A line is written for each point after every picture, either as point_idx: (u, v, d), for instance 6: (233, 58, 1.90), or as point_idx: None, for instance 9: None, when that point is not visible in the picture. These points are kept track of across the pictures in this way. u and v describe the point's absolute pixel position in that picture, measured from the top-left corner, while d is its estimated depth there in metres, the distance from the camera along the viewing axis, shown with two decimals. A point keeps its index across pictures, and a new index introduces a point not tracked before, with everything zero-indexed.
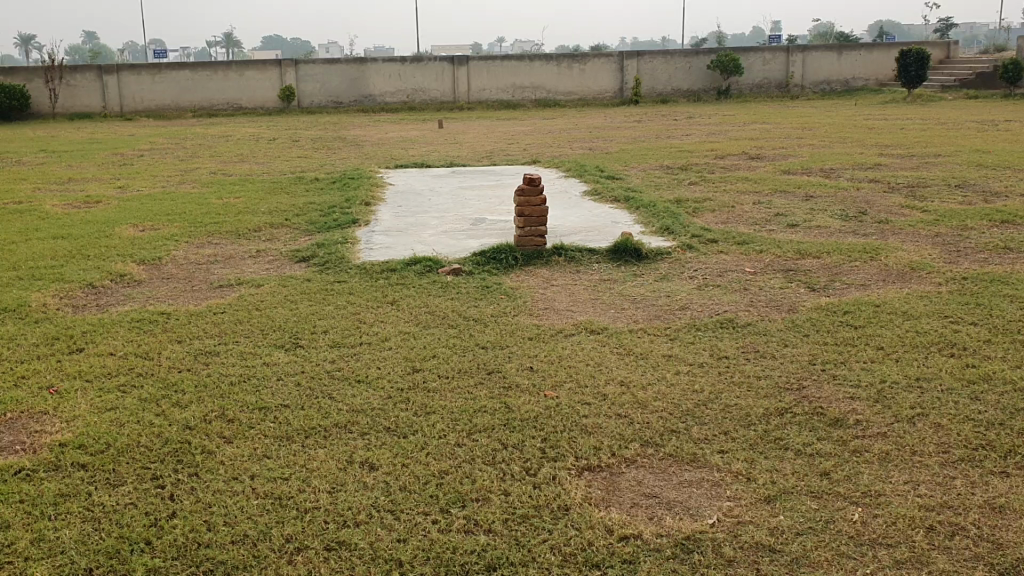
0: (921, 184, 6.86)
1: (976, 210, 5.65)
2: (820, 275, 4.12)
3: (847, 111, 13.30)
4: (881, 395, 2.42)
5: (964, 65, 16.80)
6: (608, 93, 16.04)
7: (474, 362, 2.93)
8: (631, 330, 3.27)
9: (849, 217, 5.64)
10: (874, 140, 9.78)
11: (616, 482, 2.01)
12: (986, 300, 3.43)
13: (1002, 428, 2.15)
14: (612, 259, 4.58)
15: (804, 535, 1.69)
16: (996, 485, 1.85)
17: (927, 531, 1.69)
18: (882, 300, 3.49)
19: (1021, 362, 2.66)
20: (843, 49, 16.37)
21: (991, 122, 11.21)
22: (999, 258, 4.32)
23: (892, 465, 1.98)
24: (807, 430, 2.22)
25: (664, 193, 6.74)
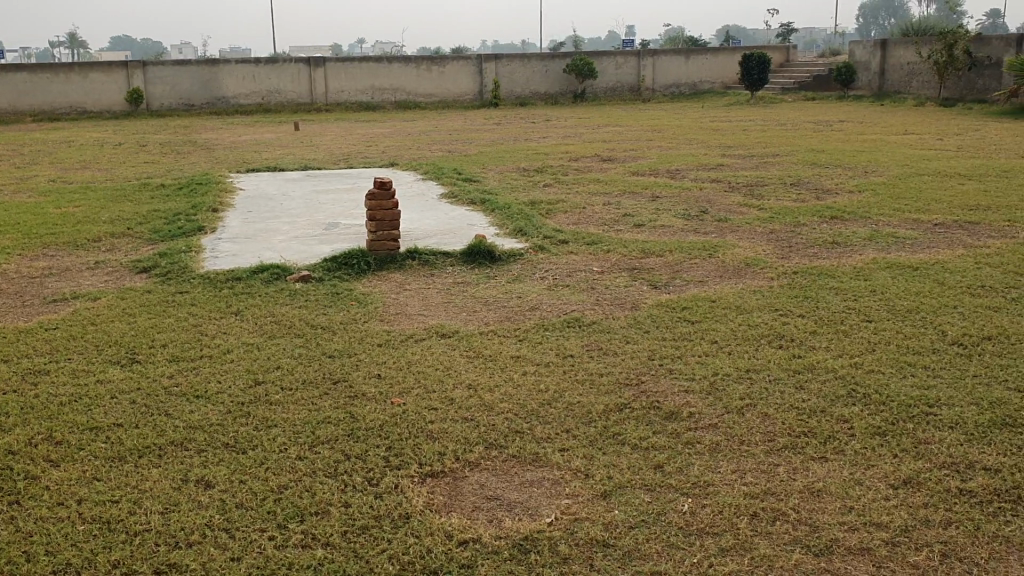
0: (760, 183, 7.20)
1: (807, 207, 5.96)
2: (663, 272, 4.26)
3: (695, 114, 13.79)
4: (714, 388, 2.52)
5: (801, 69, 17.73)
6: (467, 96, 16.08)
7: (320, 371, 2.87)
8: (480, 332, 3.29)
9: (690, 216, 5.85)
10: (719, 141, 10.19)
11: (458, 486, 2.00)
12: (813, 293, 3.63)
13: (824, 415, 2.27)
14: (465, 261, 4.60)
15: (636, 529, 1.74)
16: (816, 470, 1.96)
17: (751, 517, 1.77)
18: (718, 296, 3.64)
19: (843, 351, 2.83)
20: (690, 53, 16.99)
21: (825, 122, 11.87)
22: (827, 252, 4.58)
23: (722, 456, 2.06)
24: (644, 424, 2.29)
25: (519, 195, 6.83)
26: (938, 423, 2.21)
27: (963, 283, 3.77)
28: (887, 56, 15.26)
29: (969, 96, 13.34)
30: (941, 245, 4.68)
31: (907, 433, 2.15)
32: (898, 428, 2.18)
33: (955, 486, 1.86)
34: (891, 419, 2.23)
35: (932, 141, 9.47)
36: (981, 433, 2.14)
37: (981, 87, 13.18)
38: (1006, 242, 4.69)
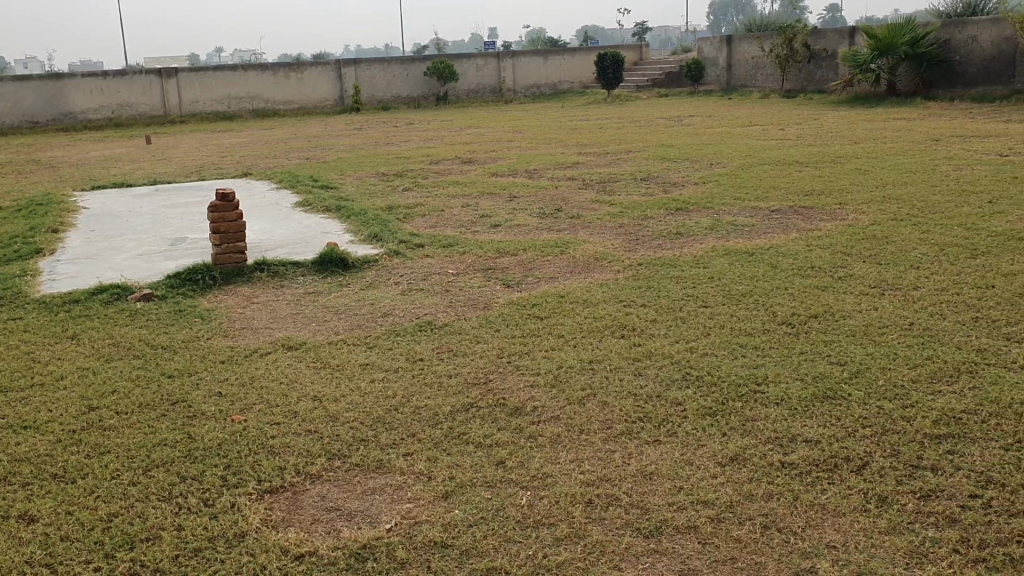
0: (612, 179, 7.35)
1: (657, 200, 6.13)
2: (516, 271, 4.30)
3: (554, 114, 13.98)
4: (557, 380, 2.57)
5: (654, 66, 18.23)
6: (328, 102, 15.81)
7: (158, 393, 2.76)
8: (328, 341, 3.24)
9: (546, 215, 5.93)
10: (578, 140, 10.36)
11: (298, 500, 1.96)
12: (656, 282, 3.74)
13: (659, 400, 2.35)
14: (316, 270, 4.52)
15: (474, 527, 1.75)
16: (649, 454, 2.02)
17: (586, 505, 1.81)
18: (567, 291, 3.71)
19: (682, 336, 2.93)
20: (549, 53, 17.25)
21: (677, 117, 12.26)
22: (673, 243, 4.72)
23: (562, 447, 2.10)
24: (489, 422, 2.30)
25: (376, 201, 6.75)
26: (766, 400, 2.31)
27: (795, 265, 3.95)
28: (733, 51, 15.85)
29: (808, 88, 14.05)
30: (778, 230, 4.89)
31: (737, 412, 2.24)
32: (728, 407, 2.27)
33: (778, 459, 1.95)
34: (721, 399, 2.33)
35: (774, 132, 9.89)
36: (804, 406, 2.25)
37: (820, 78, 13.89)
38: (837, 224, 4.94)
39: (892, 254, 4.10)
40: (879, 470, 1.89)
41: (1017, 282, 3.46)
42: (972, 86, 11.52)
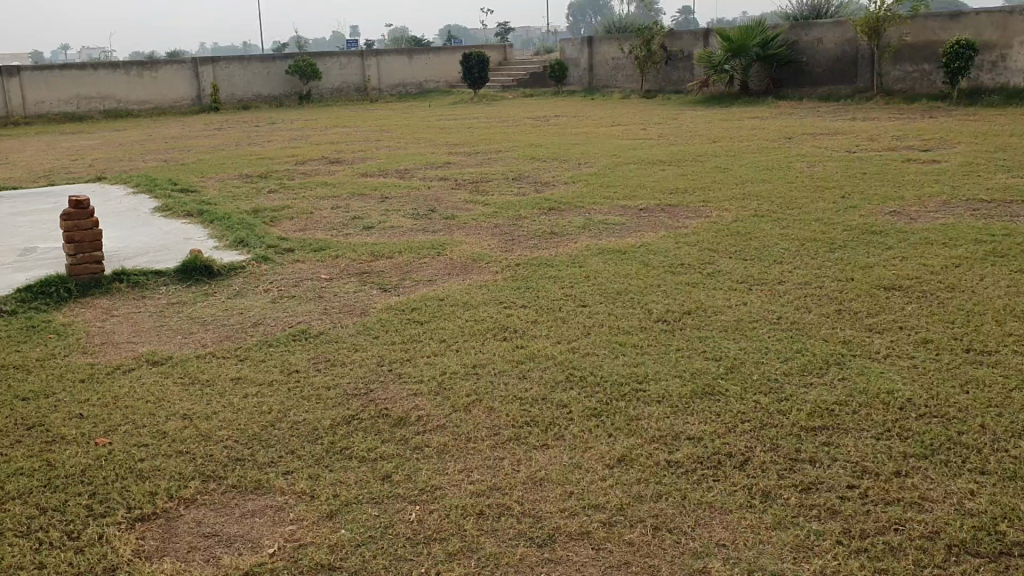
0: (484, 178, 7.34)
1: (529, 200, 6.16)
2: (392, 275, 4.23)
3: (421, 113, 13.88)
4: (441, 388, 2.52)
5: (519, 66, 18.38)
6: (185, 102, 15.24)
7: (11, 418, 2.57)
8: (197, 355, 3.09)
9: (419, 215, 5.87)
10: (446, 139, 10.32)
11: (173, 527, 1.86)
12: (534, 283, 3.74)
13: (545, 403, 2.34)
14: (180, 279, 4.32)
15: (363, 546, 1.70)
16: (538, 459, 2.01)
17: (477, 517, 1.78)
18: (445, 293, 3.66)
19: (562, 337, 2.93)
20: (413, 52, 17.15)
21: (544, 116, 12.38)
22: (547, 243, 4.74)
23: (449, 457, 2.06)
24: (372, 434, 2.24)
25: (240, 204, 6.52)
26: (649, 398, 2.33)
27: (667, 262, 4.02)
28: (594, 52, 16.11)
29: (666, 88, 14.45)
30: (648, 228, 4.99)
31: (621, 412, 2.25)
32: (613, 407, 2.27)
33: (664, 459, 1.97)
34: (606, 399, 2.34)
35: (639, 131, 10.10)
36: (685, 403, 2.28)
37: (678, 79, 14.31)
38: (703, 221, 5.07)
39: (757, 249, 4.23)
40: (760, 465, 1.93)
41: (873, 274, 3.62)
42: (818, 86, 12.07)
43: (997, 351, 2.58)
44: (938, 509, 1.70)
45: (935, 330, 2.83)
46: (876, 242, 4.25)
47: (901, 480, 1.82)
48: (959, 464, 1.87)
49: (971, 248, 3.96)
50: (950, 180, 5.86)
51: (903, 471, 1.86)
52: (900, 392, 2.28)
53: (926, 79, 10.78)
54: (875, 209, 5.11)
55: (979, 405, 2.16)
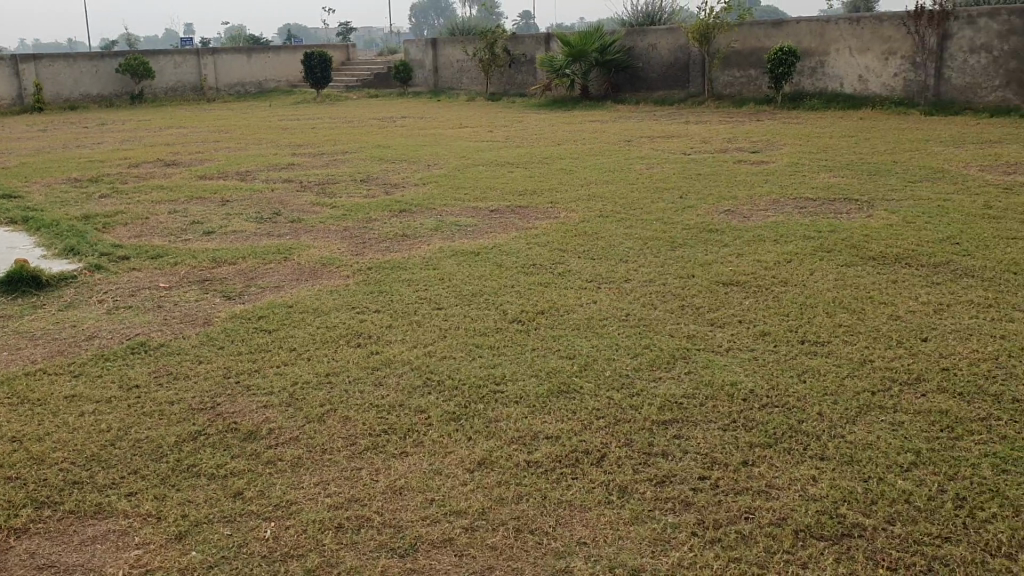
0: (330, 180, 7.21)
1: (377, 202, 6.08)
2: (237, 281, 4.09)
3: (263, 113, 13.50)
4: (293, 398, 2.45)
5: (362, 66, 18.17)
6: (4, 102, 14.19)
7: None
8: (25, 372, 2.88)
9: (263, 219, 5.70)
10: (289, 140, 10.08)
11: (3, 560, 1.72)
12: (386, 286, 3.70)
13: (402, 409, 2.31)
14: (3, 292, 4.03)
15: (216, 569, 1.63)
16: (396, 468, 1.98)
17: (336, 530, 1.74)
18: (294, 300, 3.57)
19: (417, 341, 2.91)
20: (252, 51, 16.66)
21: (390, 117, 12.28)
22: (396, 245, 4.70)
23: (304, 470, 2.00)
24: (221, 450, 2.14)
25: (69, 210, 6.15)
26: (505, 400, 2.33)
27: (519, 263, 4.06)
28: (438, 54, 16.10)
29: (511, 91, 14.62)
30: (499, 229, 5.01)
31: (479, 414, 2.25)
32: (470, 411, 2.27)
33: (523, 459, 1.97)
34: (463, 403, 2.33)
35: (486, 132, 10.17)
36: (542, 403, 2.30)
37: (521, 82, 14.49)
38: (551, 222, 5.15)
39: (602, 249, 4.33)
40: (617, 461, 1.96)
41: (713, 271, 3.76)
42: (654, 90, 12.50)
43: (829, 342, 2.72)
44: (784, 495, 1.76)
45: (773, 323, 2.97)
46: (713, 240, 4.42)
47: (749, 469, 1.89)
48: (801, 450, 1.95)
49: (800, 244, 4.18)
50: (778, 180, 6.17)
51: (750, 460, 1.93)
52: (743, 384, 2.37)
53: (753, 84, 11.35)
54: (710, 208, 5.32)
55: (816, 393, 2.27)
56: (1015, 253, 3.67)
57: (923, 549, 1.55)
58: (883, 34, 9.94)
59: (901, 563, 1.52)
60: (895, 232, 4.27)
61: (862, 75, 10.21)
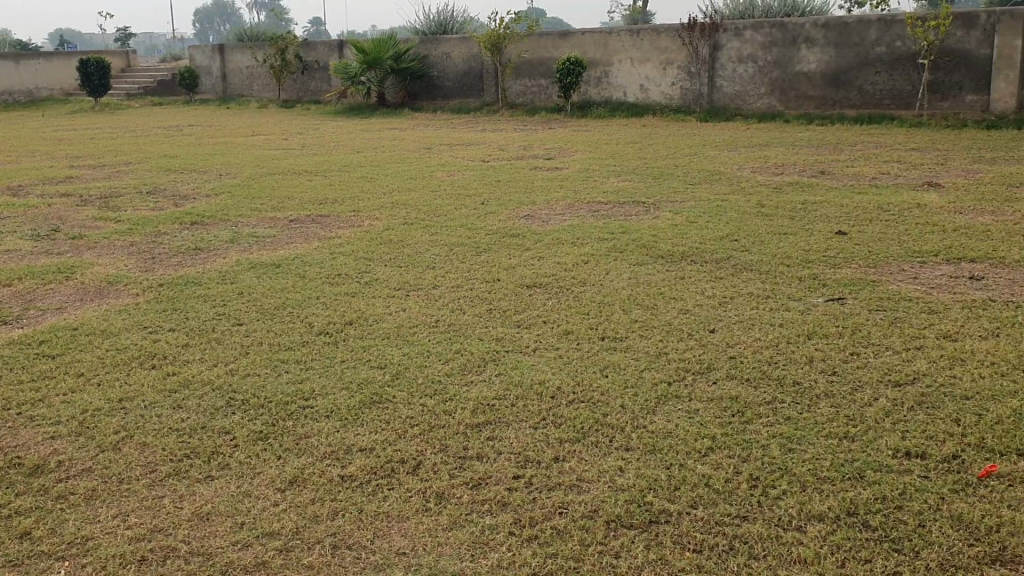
0: (113, 194, 6.78)
1: (167, 215, 5.79)
2: (13, 304, 3.78)
3: (33, 123, 12.53)
4: (84, 427, 2.28)
5: (144, 74, 17.25)
6: None
7: None
8: None
9: (40, 236, 5.29)
10: (66, 151, 9.41)
11: None
12: (181, 303, 3.52)
13: (205, 431, 2.21)
14: None
15: None
16: (202, 493, 1.89)
17: (140, 564, 1.65)
18: (79, 322, 3.33)
19: (218, 359, 2.79)
20: (20, 57, 15.43)
21: (176, 126, 11.72)
22: (188, 260, 4.48)
23: (100, 503, 1.87)
24: (4, 488, 1.97)
25: None
26: (315, 415, 2.28)
27: (322, 274, 3.98)
28: (226, 60, 15.52)
29: (305, 97, 14.32)
30: (298, 239, 4.90)
31: (288, 432, 2.18)
32: (278, 429, 2.20)
33: (337, 475, 1.93)
34: (271, 421, 2.25)
35: (281, 141, 9.90)
36: (354, 415, 2.27)
37: (315, 88, 14.22)
38: (354, 230, 5.08)
39: (408, 257, 4.30)
40: (432, 467, 1.95)
41: (517, 274, 3.84)
42: (449, 98, 12.60)
43: (627, 337, 2.84)
44: (595, 488, 1.81)
45: (574, 322, 3.06)
46: (514, 244, 4.51)
47: (561, 465, 1.93)
48: (608, 443, 2.02)
49: (596, 246, 4.34)
50: (572, 185, 6.36)
51: (561, 456, 1.97)
52: (551, 382, 2.42)
53: (544, 93, 11.70)
54: (511, 213, 5.42)
55: (618, 387, 2.36)
56: (786, 248, 3.97)
57: (724, 529, 1.64)
58: (661, 45, 10.49)
59: (705, 544, 1.60)
60: (681, 232, 4.51)
61: (644, 85, 10.72)
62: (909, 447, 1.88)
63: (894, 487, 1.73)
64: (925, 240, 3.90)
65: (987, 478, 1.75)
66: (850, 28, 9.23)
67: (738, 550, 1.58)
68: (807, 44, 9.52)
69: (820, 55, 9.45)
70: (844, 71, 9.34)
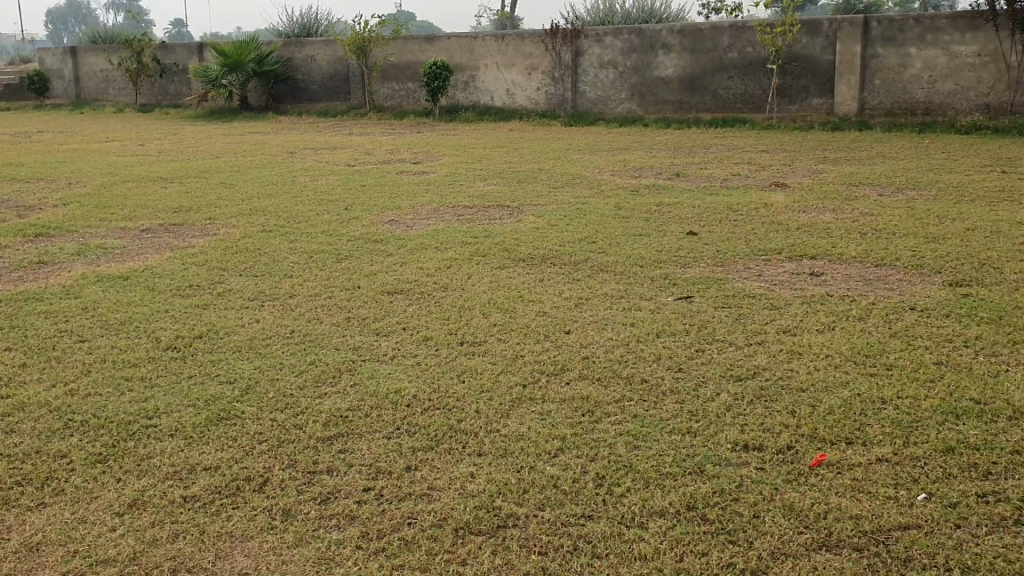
0: None
1: (10, 226, 5.47)
2: None
3: None
4: None
5: None
6: None
7: None
8: None
9: None
10: None
11: None
12: (20, 321, 3.32)
13: (40, 456, 2.09)
14: None
15: None
16: (32, 522, 1.78)
17: None
18: None
19: (58, 379, 2.65)
20: None
21: (21, 132, 11.10)
22: (31, 275, 4.24)
23: None
24: None
25: None
26: (158, 434, 2.19)
27: (173, 285, 3.83)
28: (78, 63, 14.82)
29: (163, 101, 13.79)
30: (151, 250, 4.71)
31: (128, 453, 2.09)
32: (118, 451, 2.10)
33: (178, 496, 1.86)
34: (112, 442, 2.15)
35: (135, 147, 9.51)
36: (199, 433, 2.18)
37: (174, 92, 13.70)
38: (210, 239, 4.92)
39: (265, 265, 4.20)
40: (280, 483, 1.90)
41: (378, 281, 3.79)
42: (315, 102, 12.37)
43: (485, 341, 2.85)
44: (446, 496, 1.81)
45: (433, 328, 3.04)
46: (377, 250, 4.46)
47: (412, 474, 1.91)
48: (461, 449, 2.02)
49: (459, 250, 4.34)
50: (437, 189, 6.35)
51: (412, 465, 1.96)
52: (406, 390, 2.40)
53: (411, 96, 11.62)
54: (374, 219, 5.36)
55: (473, 392, 2.36)
56: (642, 249, 4.06)
57: (569, 530, 1.66)
58: (525, 50, 10.60)
59: (551, 546, 1.62)
60: (542, 235, 4.56)
61: (509, 89, 10.80)
62: (748, 440, 1.95)
63: (731, 480, 1.79)
64: (771, 238, 4.06)
65: (818, 466, 1.84)
66: (704, 34, 9.56)
67: (582, 551, 1.60)
68: (664, 49, 9.80)
69: (676, 60, 9.75)
70: (699, 76, 9.65)
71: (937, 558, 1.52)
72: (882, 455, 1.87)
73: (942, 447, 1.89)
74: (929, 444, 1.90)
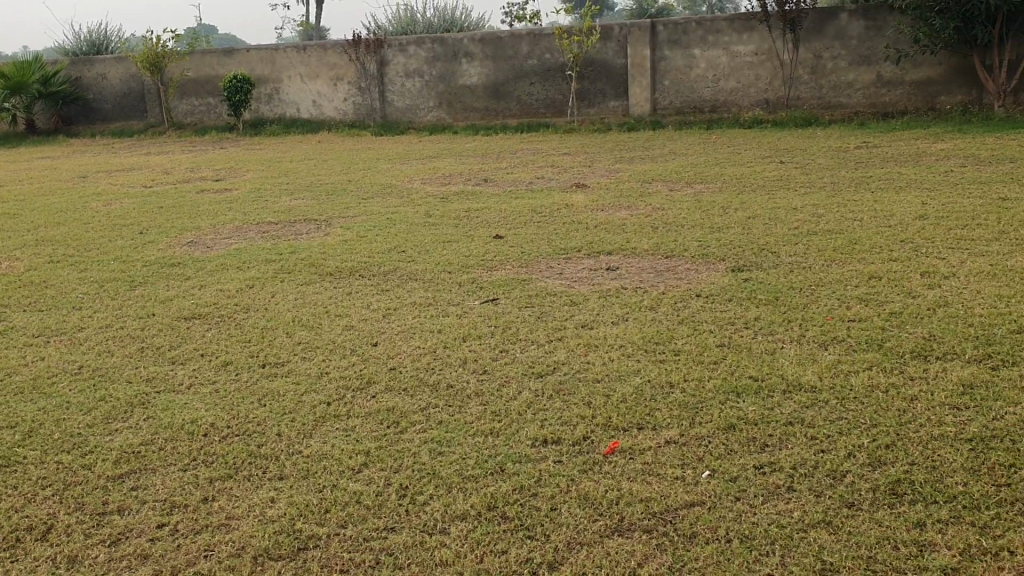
0: None
1: None
2: None
3: None
4: None
5: None
6: None
7: None
8: None
9: None
10: None
11: None
12: None
13: None
14: None
15: None
16: None
17: None
18: None
19: None
20: None
21: None
22: None
23: None
24: None
25: None
26: None
27: None
28: None
29: None
30: None
31: None
32: None
33: None
34: None
35: None
36: None
37: None
38: None
39: (52, 299, 3.94)
40: (65, 529, 1.79)
41: (175, 306, 3.64)
42: (109, 122, 11.69)
43: (289, 360, 2.79)
44: (244, 524, 1.75)
45: (234, 351, 2.95)
46: (175, 273, 4.28)
47: (208, 505, 1.85)
48: (261, 474, 1.97)
49: (262, 268, 4.23)
50: (241, 207, 6.16)
51: (210, 496, 1.89)
52: (203, 419, 2.31)
53: (213, 112, 11.21)
54: (172, 242, 5.13)
55: (275, 415, 2.30)
56: (448, 256, 4.09)
57: (371, 544, 1.65)
58: (329, 62, 10.45)
59: (353, 563, 1.60)
60: (348, 247, 4.51)
61: (315, 101, 10.61)
62: (545, 436, 2.00)
63: (529, 476, 1.83)
64: (571, 237, 4.19)
65: (611, 454, 1.91)
66: (505, 42, 9.74)
67: (384, 563, 1.59)
68: (467, 57, 9.92)
69: (479, 68, 9.89)
70: (503, 83, 9.83)
71: (719, 531, 1.62)
72: (671, 437, 1.96)
73: (724, 425, 2.00)
74: (713, 423, 2.02)
